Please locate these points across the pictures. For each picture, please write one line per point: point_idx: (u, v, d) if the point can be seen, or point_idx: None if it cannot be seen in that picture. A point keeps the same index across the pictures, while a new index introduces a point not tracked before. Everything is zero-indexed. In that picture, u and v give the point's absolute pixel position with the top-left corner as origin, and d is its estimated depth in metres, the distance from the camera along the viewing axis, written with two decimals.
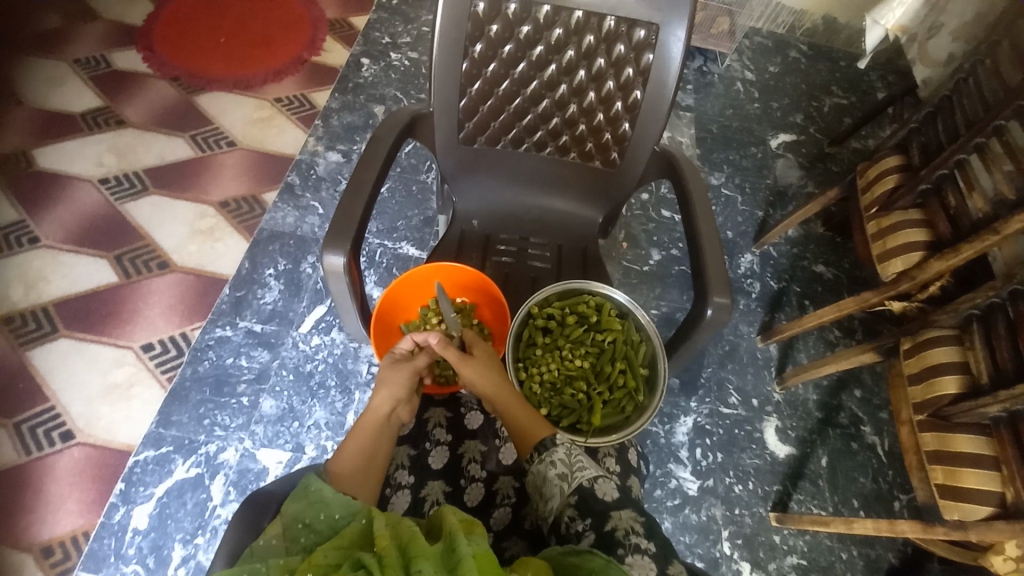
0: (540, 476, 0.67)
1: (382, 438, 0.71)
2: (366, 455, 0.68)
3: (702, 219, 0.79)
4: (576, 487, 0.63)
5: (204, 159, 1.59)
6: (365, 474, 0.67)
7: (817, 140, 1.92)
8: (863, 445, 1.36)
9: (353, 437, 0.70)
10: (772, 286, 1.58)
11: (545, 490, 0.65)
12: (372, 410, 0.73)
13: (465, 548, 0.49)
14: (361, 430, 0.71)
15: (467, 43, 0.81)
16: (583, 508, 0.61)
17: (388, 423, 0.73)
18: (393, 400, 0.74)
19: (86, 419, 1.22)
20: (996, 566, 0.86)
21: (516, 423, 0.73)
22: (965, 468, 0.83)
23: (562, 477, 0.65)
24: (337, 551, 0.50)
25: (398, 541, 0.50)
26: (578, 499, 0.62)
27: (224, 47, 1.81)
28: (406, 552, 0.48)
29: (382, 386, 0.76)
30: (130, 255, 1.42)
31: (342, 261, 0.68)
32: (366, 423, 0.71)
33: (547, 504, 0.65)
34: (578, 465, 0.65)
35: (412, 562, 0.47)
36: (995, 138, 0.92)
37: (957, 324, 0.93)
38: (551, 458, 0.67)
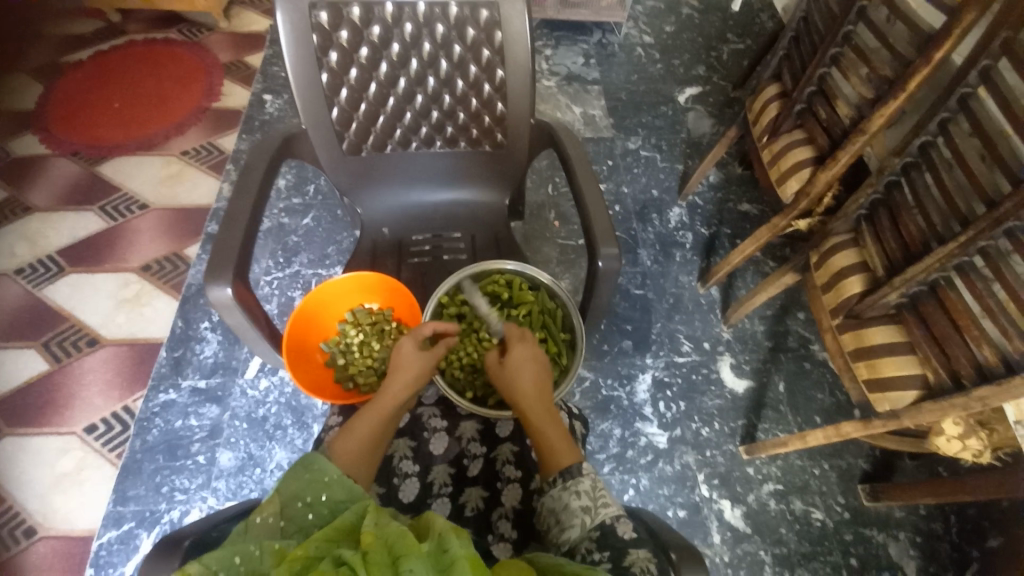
0: (559, 502, 0.63)
1: (388, 424, 0.70)
2: (373, 442, 0.67)
3: (585, 178, 0.82)
4: (598, 523, 0.59)
5: (119, 228, 1.55)
6: (367, 459, 0.66)
7: (722, 87, 1.99)
8: (815, 363, 1.41)
9: (362, 419, 0.68)
10: (704, 233, 1.62)
11: (564, 518, 0.61)
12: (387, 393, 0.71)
13: (459, 548, 0.47)
14: (370, 413, 0.68)
15: (319, 54, 0.82)
16: (603, 543, 0.57)
17: (397, 411, 0.71)
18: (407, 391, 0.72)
19: (42, 512, 1.17)
20: (942, 448, 0.88)
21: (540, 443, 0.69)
22: (884, 359, 0.86)
23: (586, 509, 0.61)
24: (327, 543, 0.47)
25: (385, 539, 0.46)
26: (599, 533, 0.58)
27: (119, 113, 1.77)
28: (394, 552, 0.45)
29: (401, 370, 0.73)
30: (57, 339, 1.37)
31: (229, 291, 0.68)
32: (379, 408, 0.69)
33: (563, 534, 0.60)
34: (603, 499, 0.61)
35: (403, 560, 0.44)
36: (847, 46, 0.98)
37: (850, 228, 0.98)
38: (577, 487, 0.62)
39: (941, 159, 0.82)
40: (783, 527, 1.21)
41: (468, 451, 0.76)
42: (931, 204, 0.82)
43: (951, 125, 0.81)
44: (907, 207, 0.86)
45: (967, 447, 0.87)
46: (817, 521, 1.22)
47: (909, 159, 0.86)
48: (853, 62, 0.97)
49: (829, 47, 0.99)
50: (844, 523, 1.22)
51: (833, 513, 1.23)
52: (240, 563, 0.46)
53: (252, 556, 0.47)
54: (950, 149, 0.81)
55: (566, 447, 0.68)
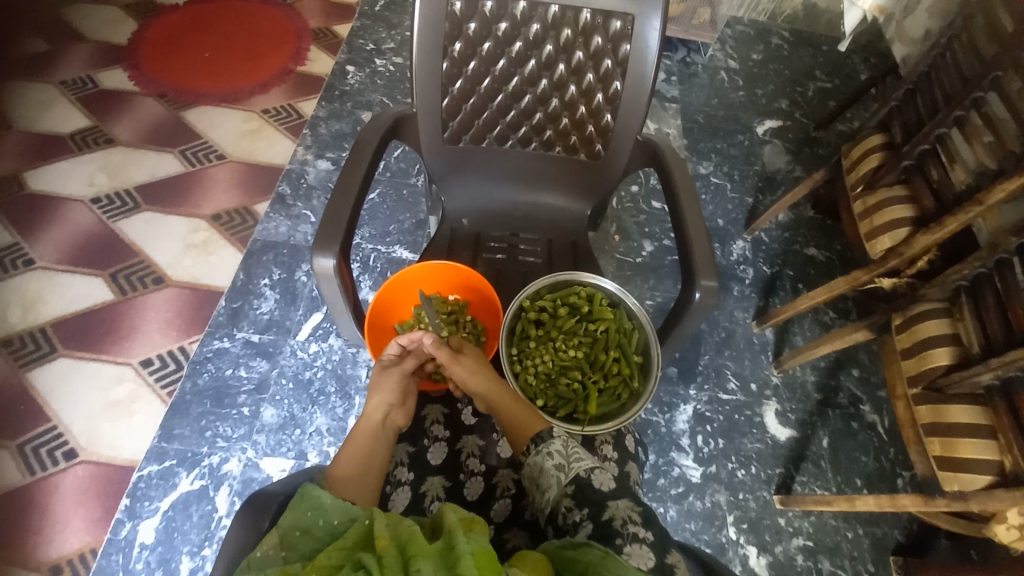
0: (536, 467, 0.67)
1: (376, 444, 0.74)
2: (362, 462, 0.71)
3: (688, 204, 0.80)
4: (573, 478, 0.63)
5: (194, 174, 1.60)
6: (361, 477, 0.69)
7: (803, 124, 1.93)
8: (863, 424, 1.36)
9: (347, 447, 0.73)
10: (766, 271, 1.59)
11: (542, 481, 0.66)
12: (366, 419, 0.77)
13: (463, 544, 0.49)
14: (354, 440, 0.74)
15: (446, 43, 0.83)
16: (580, 497, 0.62)
17: (382, 428, 0.76)
18: (383, 407, 0.78)
19: (89, 436, 1.22)
20: (999, 535, 0.84)
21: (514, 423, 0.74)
22: (962, 439, 0.83)
23: (559, 468, 0.65)
24: (340, 551, 0.50)
25: (398, 540, 0.50)
26: (574, 489, 0.63)
27: (209, 62, 1.82)
28: (406, 552, 0.48)
29: (374, 396, 0.80)
30: (126, 272, 1.42)
31: (333, 262, 0.68)
32: (359, 433, 0.75)
33: (544, 495, 0.65)
34: (575, 455, 0.66)
35: (411, 562, 0.47)
36: (975, 111, 0.94)
37: (946, 297, 0.94)
38: (549, 448, 0.67)
39: None
40: None
41: None
42: None
43: None
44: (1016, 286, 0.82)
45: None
46: None
47: None
48: (979, 127, 0.93)
49: (953, 109, 0.96)
50: None
51: None
52: None
53: None
54: None
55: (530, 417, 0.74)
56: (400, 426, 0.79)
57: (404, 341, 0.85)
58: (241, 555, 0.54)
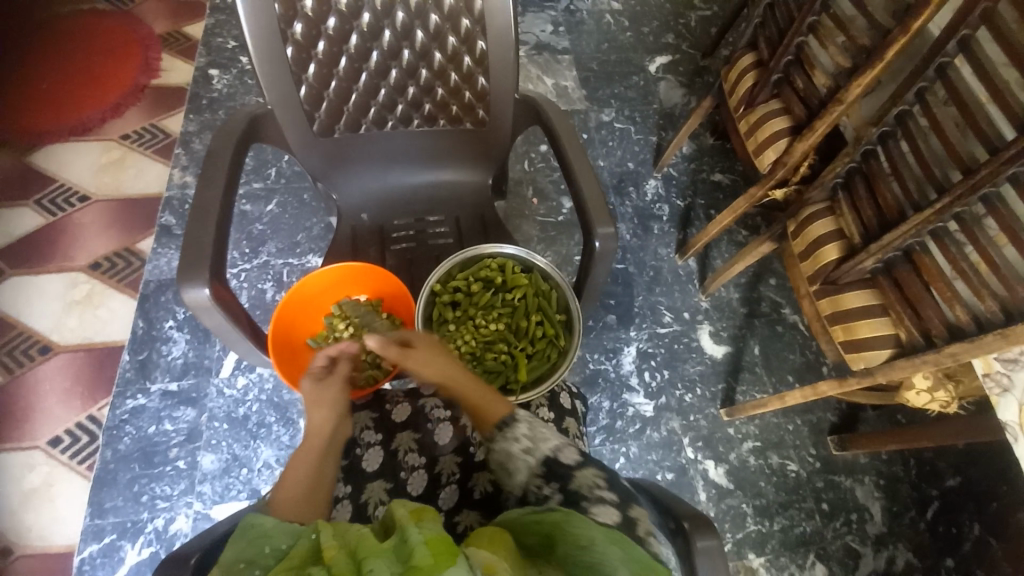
0: (503, 452, 0.66)
1: (327, 459, 0.66)
2: (311, 480, 0.63)
3: (575, 154, 0.80)
4: (541, 459, 0.63)
5: (58, 223, 1.41)
6: (311, 498, 0.62)
7: (690, 55, 1.98)
8: (787, 326, 1.47)
9: (291, 465, 0.64)
10: (680, 204, 1.64)
11: (510, 465, 0.65)
12: (313, 433, 0.67)
13: (415, 535, 0.47)
14: (301, 458, 0.65)
15: (283, 25, 0.75)
16: (548, 475, 0.62)
17: (331, 442, 0.67)
18: (329, 419, 0.68)
19: (16, 531, 1.10)
20: (912, 401, 0.94)
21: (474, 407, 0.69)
22: (861, 321, 0.91)
23: (526, 451, 0.64)
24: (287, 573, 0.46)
25: (348, 548, 0.47)
26: (543, 468, 0.63)
27: (43, 93, 1.58)
28: (356, 557, 0.46)
29: (314, 408, 0.69)
30: (3, 349, 1.25)
31: (207, 293, 0.63)
32: (307, 449, 0.65)
33: (514, 478, 0.65)
34: (542, 436, 0.65)
35: (363, 564, 0.44)
36: (825, 14, 0.99)
37: (827, 196, 1.01)
38: (514, 434, 0.65)
39: (917, 128, 0.85)
40: (762, 480, 1.29)
41: (474, 439, 0.76)
42: (905, 172, 0.86)
43: (928, 94, 0.83)
44: (882, 174, 0.89)
45: (935, 399, 0.93)
46: (792, 472, 1.30)
47: (886, 129, 0.88)
48: (830, 29, 0.98)
49: (807, 15, 0.99)
50: (817, 472, 1.31)
51: (806, 464, 1.31)
52: None
53: None
54: (927, 118, 0.83)
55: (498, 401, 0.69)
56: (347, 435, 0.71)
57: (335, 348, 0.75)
58: None
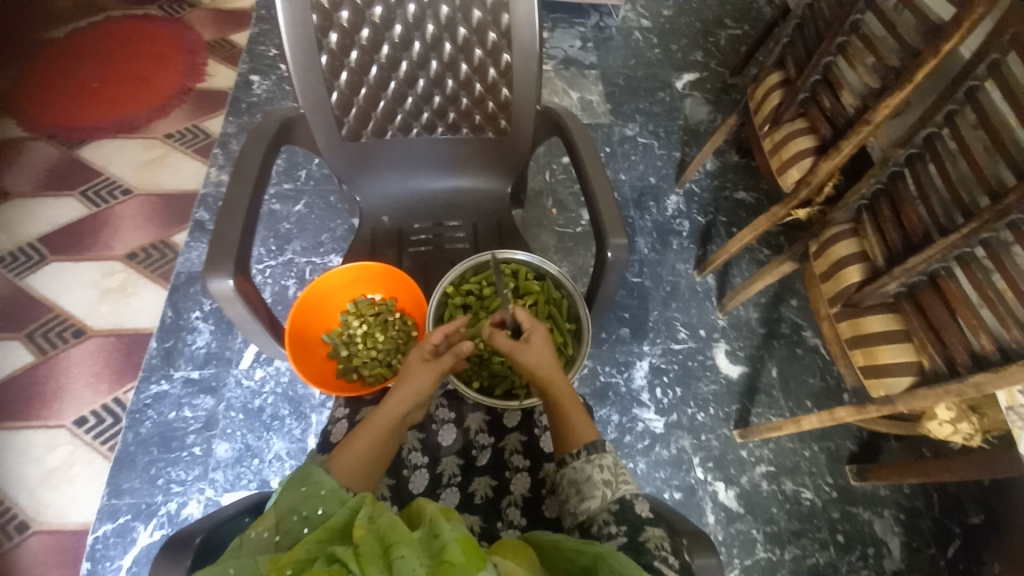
0: (580, 474, 0.65)
1: (392, 440, 0.69)
2: (375, 455, 0.66)
3: (593, 166, 0.81)
4: (618, 497, 0.61)
5: (100, 214, 1.49)
6: (369, 473, 0.65)
7: (718, 73, 1.97)
8: (807, 349, 1.43)
9: (364, 432, 0.66)
10: (700, 221, 1.63)
11: (584, 487, 0.64)
12: (393, 407, 0.69)
13: (448, 532, 0.47)
14: (374, 429, 0.67)
15: (319, 34, 0.79)
16: (620, 515, 0.59)
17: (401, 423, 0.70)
18: (410, 402, 0.71)
19: (35, 508, 1.15)
20: (934, 432, 0.91)
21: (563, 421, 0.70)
22: (881, 346, 0.88)
23: (606, 482, 0.63)
24: (319, 544, 0.47)
25: (378, 531, 0.47)
26: (617, 507, 0.60)
27: (95, 93, 1.68)
28: (385, 541, 0.46)
29: (404, 383, 0.72)
30: (41, 331, 1.33)
31: (230, 283, 0.65)
32: (383, 421, 0.68)
33: (582, 502, 0.63)
34: (624, 476, 0.64)
35: (394, 549, 0.44)
36: (854, 35, 0.98)
37: (851, 217, 0.99)
38: (601, 461, 0.65)
39: (946, 151, 0.83)
40: (774, 506, 1.25)
41: (477, 442, 0.76)
42: (933, 195, 0.83)
43: (957, 117, 0.81)
44: (909, 197, 0.87)
45: (959, 431, 0.90)
46: (807, 501, 1.26)
47: (914, 151, 0.87)
48: (859, 51, 0.97)
49: (836, 36, 0.99)
50: (832, 502, 1.26)
51: (822, 493, 1.27)
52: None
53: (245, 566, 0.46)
54: (956, 141, 0.81)
55: (585, 422, 0.70)
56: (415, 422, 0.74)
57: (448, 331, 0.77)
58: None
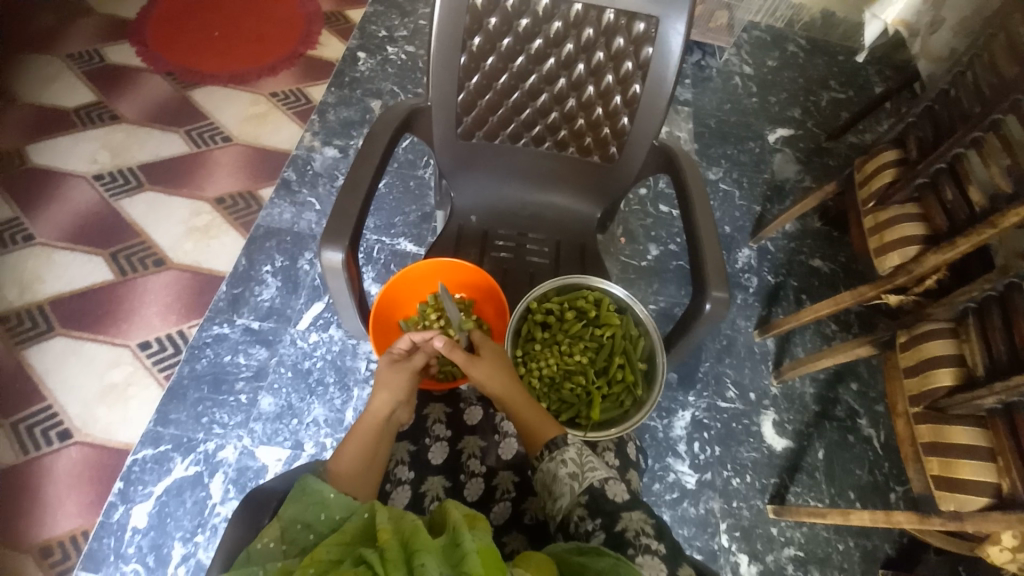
0: (549, 474, 0.67)
1: (380, 442, 0.71)
2: (364, 458, 0.69)
3: (701, 211, 0.80)
4: (587, 487, 0.63)
5: (198, 156, 1.57)
6: (366, 473, 0.68)
7: (815, 134, 1.92)
8: (859, 437, 1.36)
9: (351, 439, 0.70)
10: (770, 281, 1.58)
11: (555, 488, 0.65)
12: (371, 413, 0.73)
13: (469, 542, 0.48)
14: (359, 434, 0.71)
15: (465, 36, 0.81)
16: (594, 508, 0.61)
17: (386, 425, 0.73)
18: (390, 403, 0.74)
19: (89, 417, 1.22)
20: (993, 556, 0.85)
21: (524, 424, 0.74)
22: (960, 459, 0.84)
23: (573, 476, 0.65)
24: (340, 547, 0.49)
25: (401, 535, 0.49)
26: (588, 498, 0.62)
27: (216, 42, 1.78)
28: (408, 547, 0.47)
29: (384, 389, 0.76)
30: (126, 253, 1.41)
31: (340, 256, 0.68)
32: (364, 427, 0.71)
33: (556, 503, 0.65)
34: (589, 465, 0.65)
35: (415, 556, 0.46)
36: (991, 133, 0.93)
37: (952, 317, 0.94)
38: (563, 456, 0.67)
39: None
40: None
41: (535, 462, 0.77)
42: None
43: None
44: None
45: (1018, 559, 0.84)
46: None
47: None
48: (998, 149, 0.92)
49: (969, 132, 0.94)
50: None
51: None
52: None
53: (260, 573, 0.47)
54: None
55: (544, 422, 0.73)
56: (403, 422, 0.76)
57: (419, 338, 0.82)
58: (241, 547, 0.54)
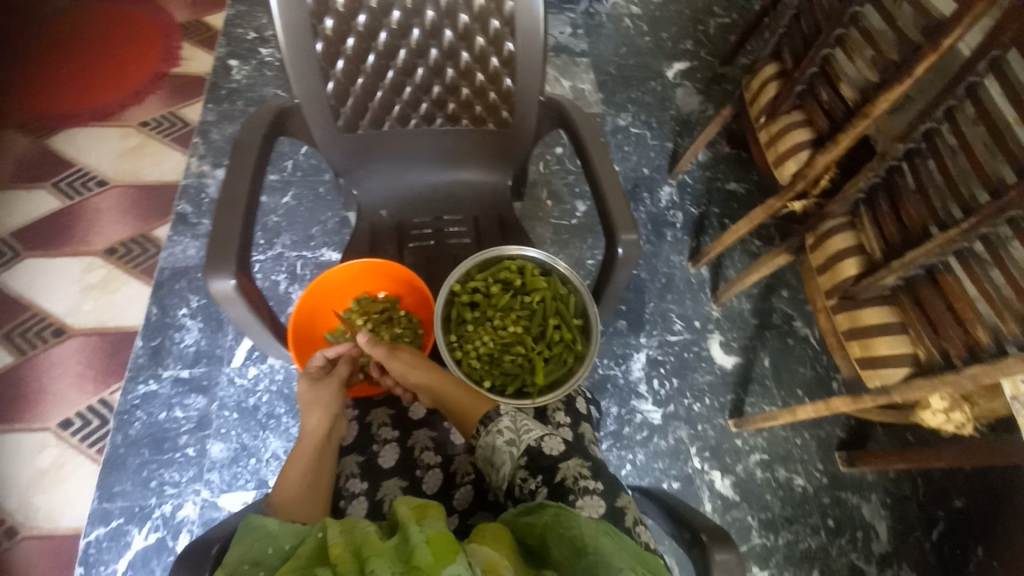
0: (489, 447, 0.68)
1: (323, 460, 0.72)
2: (309, 478, 0.69)
3: (598, 158, 0.80)
4: (524, 449, 0.65)
5: (76, 208, 1.42)
6: (314, 492, 0.68)
7: (709, 62, 1.97)
8: (798, 339, 1.46)
9: (292, 464, 0.70)
10: (694, 212, 1.64)
11: (496, 459, 0.67)
12: (307, 434, 0.74)
13: (418, 533, 0.46)
14: (299, 458, 0.71)
15: (314, 21, 0.76)
16: (533, 466, 0.64)
17: (325, 442, 0.74)
18: (324, 420, 0.75)
19: (24, 511, 1.11)
20: (928, 420, 0.94)
21: (458, 406, 0.75)
22: (877, 337, 0.91)
23: (510, 443, 0.66)
24: (294, 571, 0.47)
25: (352, 545, 0.47)
26: (527, 459, 0.64)
27: (63, 77, 1.59)
28: (360, 554, 0.45)
29: (314, 408, 0.77)
30: (18, 330, 1.26)
31: (233, 283, 0.64)
32: (303, 449, 0.72)
33: (499, 472, 0.67)
34: (524, 428, 0.67)
35: (366, 561, 0.44)
36: (852, 27, 0.99)
37: (848, 211, 1.01)
38: (498, 427, 0.68)
39: (945, 146, 0.84)
40: (768, 493, 1.28)
41: None
42: (931, 189, 0.85)
43: (957, 113, 0.82)
44: (908, 192, 0.89)
45: (951, 419, 0.93)
46: (799, 487, 1.30)
47: (912, 145, 0.88)
48: (858, 43, 0.98)
49: (834, 28, 1.00)
50: (823, 487, 1.30)
51: (813, 479, 1.31)
52: None
53: None
54: (955, 137, 0.82)
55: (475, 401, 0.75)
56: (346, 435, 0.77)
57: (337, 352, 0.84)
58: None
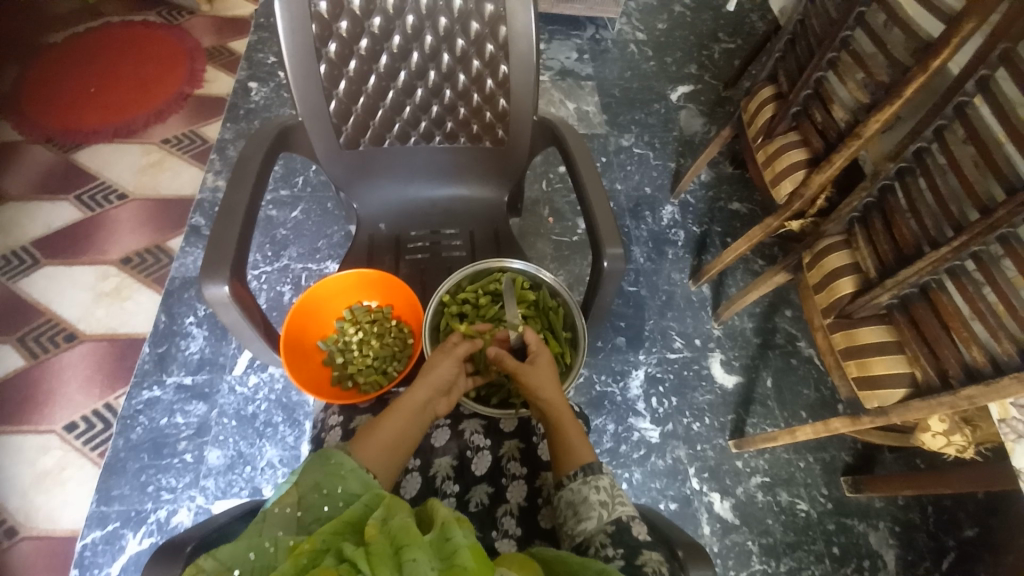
0: (578, 496, 0.65)
1: (414, 426, 0.70)
2: (396, 438, 0.67)
3: (588, 176, 0.82)
4: (615, 518, 0.62)
5: (96, 219, 1.48)
6: (393, 452, 0.67)
7: (713, 86, 2.00)
8: (801, 359, 1.44)
9: (389, 416, 0.69)
10: (696, 231, 1.64)
11: (580, 509, 0.64)
12: (413, 394, 0.72)
13: (459, 536, 0.46)
14: (398, 415, 0.69)
15: (319, 44, 0.80)
16: (617, 538, 0.60)
17: (423, 413, 0.72)
18: (433, 388, 0.73)
19: (24, 513, 1.13)
20: (927, 443, 0.91)
21: (562, 439, 0.71)
22: (874, 357, 0.89)
23: (603, 504, 0.63)
24: (334, 535, 0.47)
25: (389, 529, 0.46)
26: (614, 529, 0.61)
27: (94, 97, 1.68)
28: (397, 541, 0.44)
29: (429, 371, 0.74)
30: (33, 334, 1.31)
31: (226, 289, 0.67)
32: (405, 408, 0.70)
33: (579, 524, 0.63)
34: (620, 497, 0.64)
35: (404, 551, 0.43)
36: (844, 50, 1.00)
37: (843, 229, 1.00)
38: (597, 482, 0.65)
39: (935, 165, 0.84)
40: (769, 518, 1.24)
41: (472, 443, 0.76)
42: (924, 209, 0.85)
43: (947, 133, 0.83)
44: (900, 210, 0.89)
45: (952, 442, 0.90)
46: (802, 512, 1.25)
47: (904, 165, 0.88)
48: (849, 66, 0.99)
49: (826, 52, 1.01)
50: (828, 513, 1.26)
51: (817, 504, 1.26)
52: (252, 561, 0.46)
53: (265, 552, 0.47)
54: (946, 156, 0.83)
55: (581, 444, 0.70)
56: (439, 414, 0.75)
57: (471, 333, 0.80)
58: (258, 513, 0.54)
